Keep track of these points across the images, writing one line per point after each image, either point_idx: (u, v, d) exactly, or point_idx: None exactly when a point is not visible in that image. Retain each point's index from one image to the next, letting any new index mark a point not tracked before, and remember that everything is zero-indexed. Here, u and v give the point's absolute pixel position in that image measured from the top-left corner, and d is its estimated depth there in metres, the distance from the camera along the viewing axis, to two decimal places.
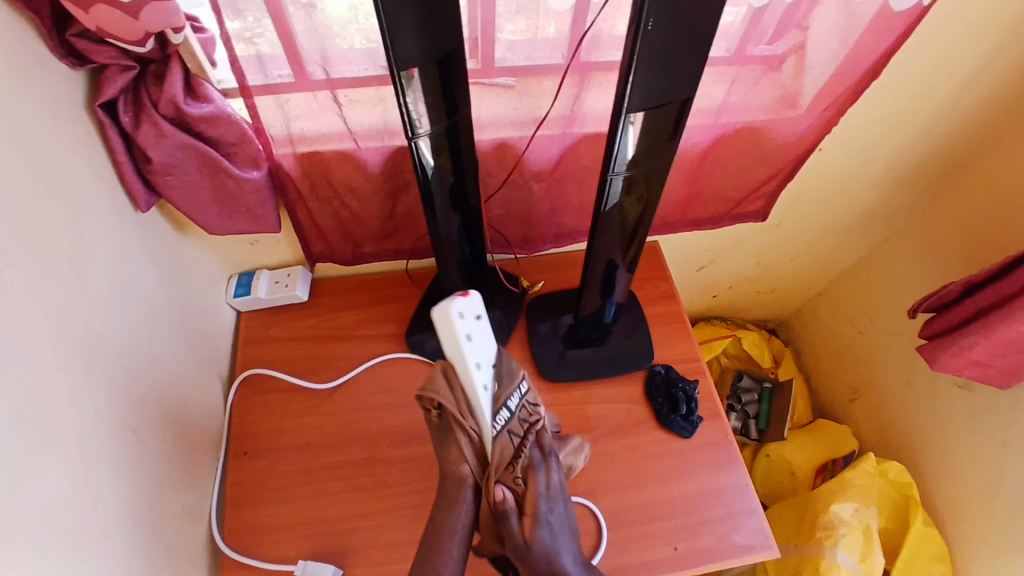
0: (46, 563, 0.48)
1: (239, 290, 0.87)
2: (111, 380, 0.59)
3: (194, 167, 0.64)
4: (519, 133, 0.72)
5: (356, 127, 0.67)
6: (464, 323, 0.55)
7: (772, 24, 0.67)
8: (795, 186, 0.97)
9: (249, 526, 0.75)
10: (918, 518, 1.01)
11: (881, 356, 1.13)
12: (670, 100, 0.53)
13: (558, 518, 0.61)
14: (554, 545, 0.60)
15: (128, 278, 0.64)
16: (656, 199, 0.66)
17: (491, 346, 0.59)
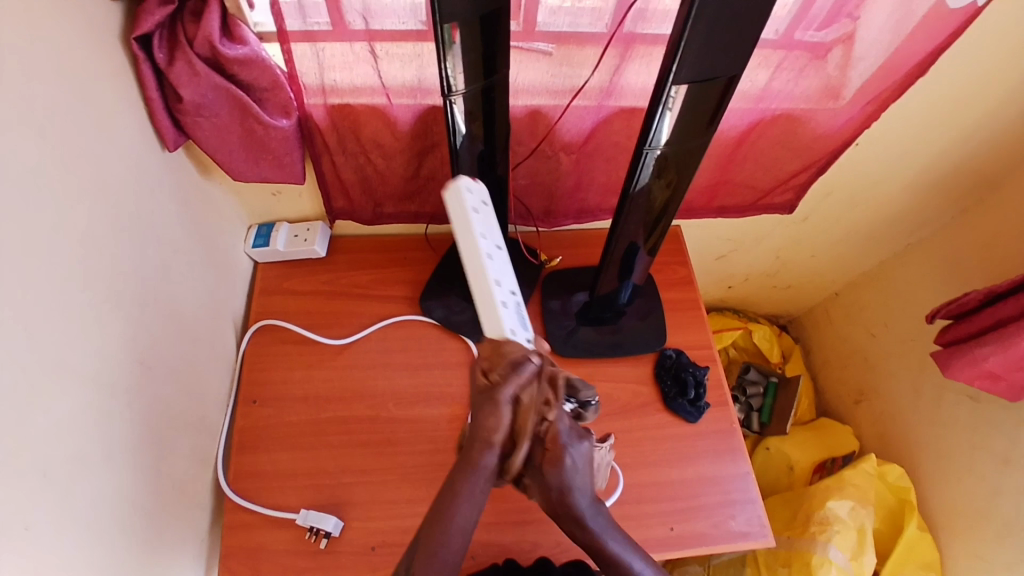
0: (49, 490, 0.48)
1: (258, 240, 0.87)
2: (127, 317, 0.59)
3: (224, 109, 0.63)
4: (553, 101, 0.70)
5: (389, 83, 0.66)
6: (474, 200, 0.52)
7: (825, 8, 0.64)
8: (823, 183, 0.96)
9: (253, 472, 0.76)
10: (912, 524, 1.02)
11: (891, 361, 1.12)
12: (716, 76, 0.51)
13: (580, 459, 0.50)
14: (573, 482, 0.50)
15: (151, 218, 0.63)
16: (686, 185, 0.65)
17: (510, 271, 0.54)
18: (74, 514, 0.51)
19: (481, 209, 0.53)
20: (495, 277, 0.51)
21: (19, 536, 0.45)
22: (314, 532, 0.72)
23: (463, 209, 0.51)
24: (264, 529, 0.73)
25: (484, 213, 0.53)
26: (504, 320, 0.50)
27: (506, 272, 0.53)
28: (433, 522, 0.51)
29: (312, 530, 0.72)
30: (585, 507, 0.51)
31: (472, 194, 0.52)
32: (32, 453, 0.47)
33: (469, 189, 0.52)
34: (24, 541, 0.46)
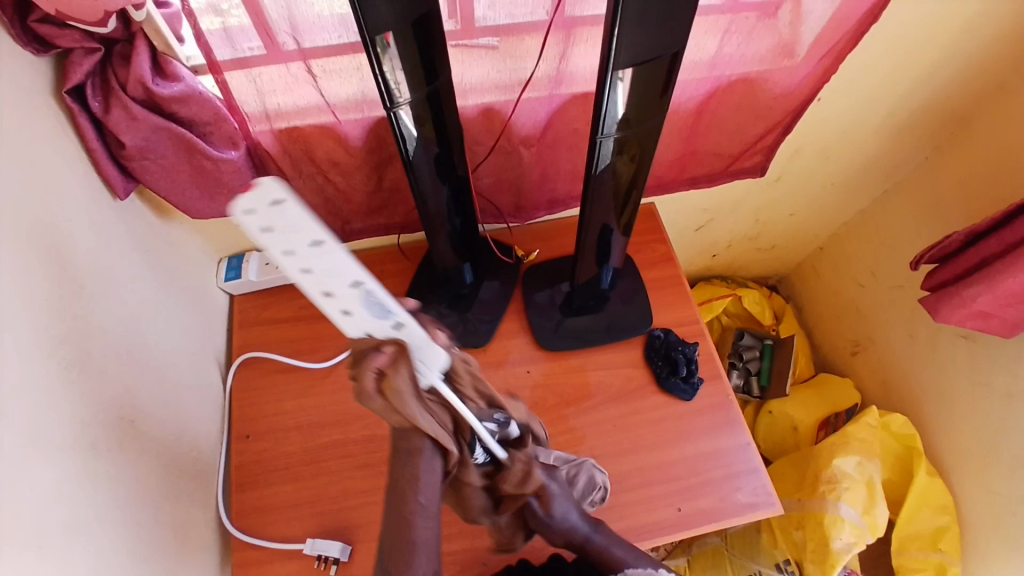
0: (46, 558, 0.48)
1: (229, 274, 0.86)
2: (104, 372, 0.58)
3: (170, 149, 0.61)
4: (504, 96, 0.69)
5: (334, 100, 0.65)
6: (252, 221, 0.32)
7: None
8: (793, 141, 0.94)
9: (256, 507, 0.76)
10: (921, 469, 1.02)
11: (883, 308, 1.12)
12: (660, 54, 0.50)
13: (560, 485, 0.64)
14: (569, 514, 0.64)
15: (113, 272, 0.62)
16: (649, 158, 0.63)
17: (351, 268, 0.37)
18: None
19: (273, 214, 0.33)
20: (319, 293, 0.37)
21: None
22: (323, 560, 0.72)
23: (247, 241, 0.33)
24: (275, 563, 0.73)
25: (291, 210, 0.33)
26: (352, 327, 0.41)
27: (339, 279, 0.37)
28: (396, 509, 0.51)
29: (321, 557, 0.72)
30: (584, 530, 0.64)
31: (249, 203, 0.32)
32: (22, 527, 0.46)
33: (245, 205, 0.32)
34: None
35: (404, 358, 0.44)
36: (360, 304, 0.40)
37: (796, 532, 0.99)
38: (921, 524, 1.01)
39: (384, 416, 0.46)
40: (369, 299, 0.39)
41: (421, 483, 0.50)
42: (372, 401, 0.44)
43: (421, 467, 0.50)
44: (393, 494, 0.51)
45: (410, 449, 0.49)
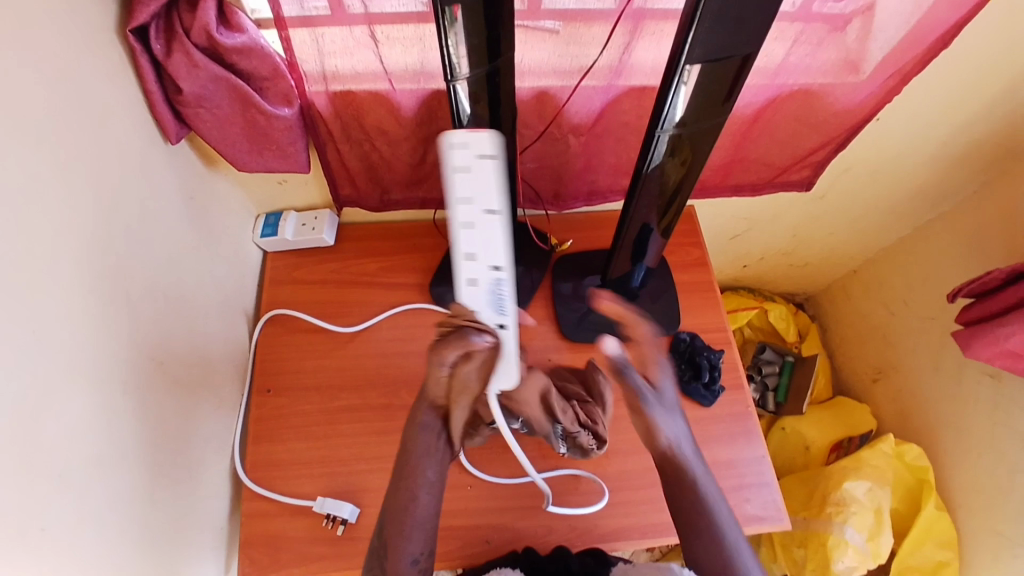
0: (66, 488, 0.49)
1: (266, 231, 0.86)
2: (139, 313, 0.60)
3: (225, 101, 0.62)
4: (561, 82, 0.67)
5: (391, 68, 0.64)
6: (459, 158, 0.39)
7: None
8: (844, 157, 0.92)
9: (270, 461, 0.77)
10: (930, 502, 1.01)
11: (910, 338, 1.10)
12: (731, 54, 0.49)
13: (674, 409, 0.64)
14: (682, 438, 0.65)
15: (156, 215, 0.63)
16: (701, 162, 0.62)
17: (503, 250, 0.41)
18: (94, 515, 0.52)
19: (477, 164, 0.39)
20: (467, 252, 0.42)
21: (34, 538, 0.45)
22: (330, 519, 0.73)
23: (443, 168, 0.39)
24: (283, 517, 0.74)
25: (489, 168, 0.39)
26: (466, 295, 0.44)
27: (490, 252, 0.41)
28: (399, 479, 0.60)
29: (328, 518, 0.73)
30: (665, 407, 0.64)
31: (464, 145, 0.38)
32: (44, 455, 0.47)
33: (465, 139, 0.38)
34: (40, 541, 0.46)
35: (499, 356, 0.48)
36: (482, 286, 0.43)
37: (798, 550, 0.99)
38: (922, 558, 1.00)
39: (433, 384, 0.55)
40: (495, 281, 0.43)
41: (428, 456, 0.60)
42: (434, 368, 0.53)
43: (431, 438, 0.60)
44: (399, 474, 0.61)
45: (419, 420, 0.60)
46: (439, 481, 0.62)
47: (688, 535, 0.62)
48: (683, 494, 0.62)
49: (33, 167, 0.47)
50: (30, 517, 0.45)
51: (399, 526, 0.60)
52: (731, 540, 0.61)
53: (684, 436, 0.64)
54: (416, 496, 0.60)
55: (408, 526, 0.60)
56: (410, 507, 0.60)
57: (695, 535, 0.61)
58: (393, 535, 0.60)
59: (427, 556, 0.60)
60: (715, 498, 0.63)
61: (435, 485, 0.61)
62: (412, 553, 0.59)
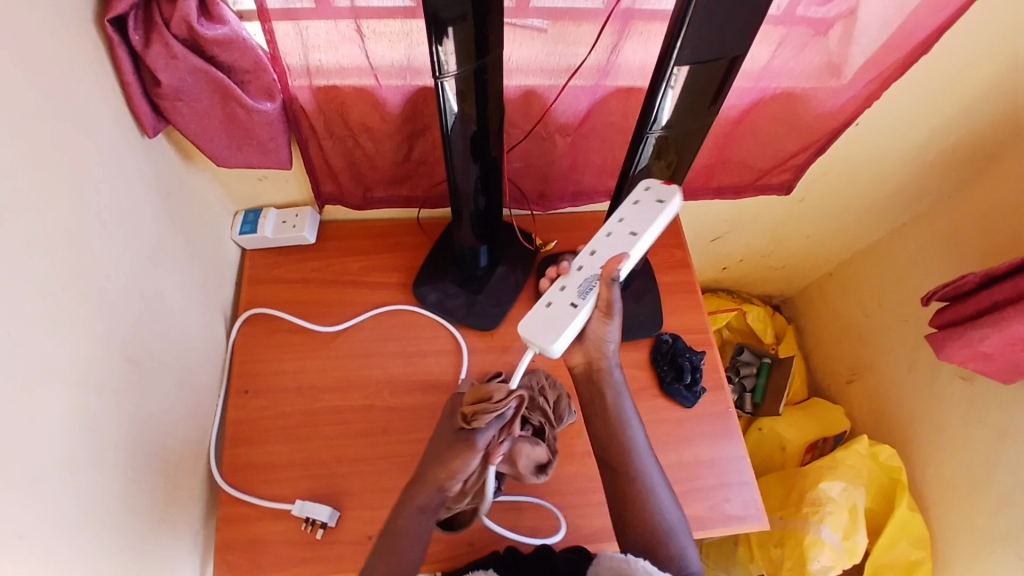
0: (37, 494, 0.46)
1: (244, 228, 0.85)
2: (114, 310, 0.57)
3: (205, 94, 0.60)
4: (549, 81, 0.67)
5: (377, 63, 0.63)
6: (645, 192, 0.61)
7: None
8: (823, 161, 0.94)
9: (247, 463, 0.75)
10: (903, 502, 1.03)
11: (884, 339, 1.13)
12: (719, 56, 0.49)
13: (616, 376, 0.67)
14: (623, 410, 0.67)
15: (132, 211, 0.61)
16: (686, 165, 0.63)
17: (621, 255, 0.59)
18: (69, 521, 0.49)
19: (646, 198, 0.61)
20: (605, 234, 0.61)
21: (10, 545, 0.43)
22: (310, 523, 0.72)
23: (639, 190, 0.62)
24: (262, 521, 0.72)
25: (658, 206, 0.60)
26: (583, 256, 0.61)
27: (613, 246, 0.60)
28: (398, 512, 0.64)
29: (309, 521, 0.72)
30: (613, 360, 0.65)
31: (651, 185, 0.62)
32: (16, 458, 0.44)
33: (650, 182, 0.62)
34: (16, 550, 0.44)
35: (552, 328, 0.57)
36: (593, 259, 0.60)
37: (776, 549, 1.01)
38: (898, 555, 1.03)
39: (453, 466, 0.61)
40: (593, 270, 0.60)
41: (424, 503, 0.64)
42: (467, 451, 0.61)
43: (424, 515, 0.64)
44: (385, 549, 0.63)
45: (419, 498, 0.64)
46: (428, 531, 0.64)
47: (620, 492, 0.65)
48: (619, 446, 0.66)
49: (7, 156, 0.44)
50: (4, 524, 0.43)
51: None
52: (662, 503, 0.64)
53: (624, 390, 0.67)
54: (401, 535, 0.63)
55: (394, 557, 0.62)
56: (399, 540, 0.63)
57: (633, 497, 0.64)
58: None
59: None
60: (648, 459, 0.66)
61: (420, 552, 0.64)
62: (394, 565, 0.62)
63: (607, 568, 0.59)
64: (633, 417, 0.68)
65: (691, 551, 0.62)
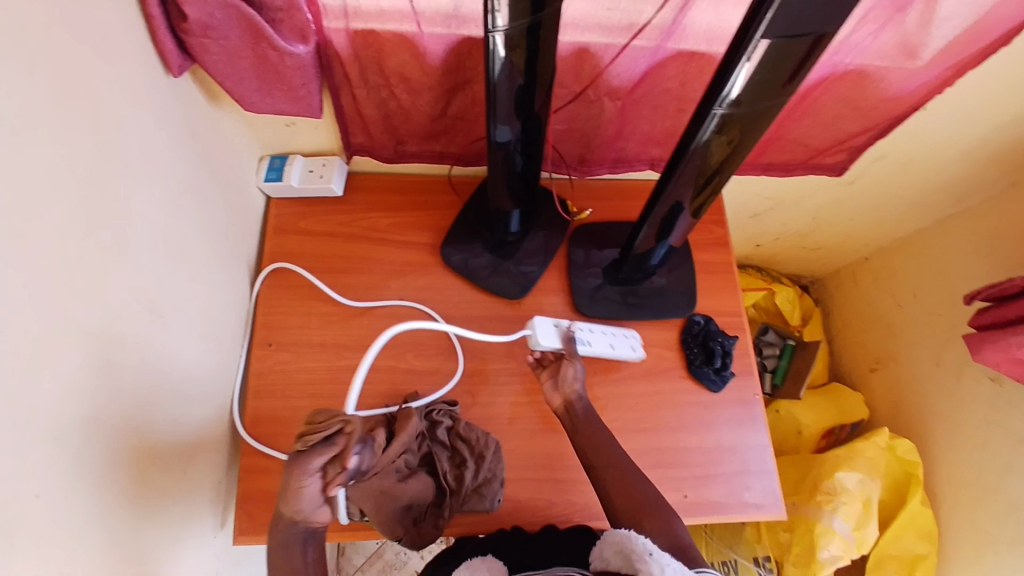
0: (62, 451, 0.45)
1: (271, 175, 0.82)
2: (135, 259, 0.55)
3: (235, 32, 0.55)
4: (606, 39, 0.62)
5: (421, 8, 0.58)
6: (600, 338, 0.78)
7: None
8: (879, 146, 0.89)
9: (269, 416, 0.75)
10: (916, 497, 1.03)
11: (915, 331, 1.09)
12: (806, 32, 0.44)
13: (585, 401, 0.72)
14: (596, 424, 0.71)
15: (157, 157, 0.58)
16: (747, 146, 0.58)
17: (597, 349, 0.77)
18: (90, 478, 0.48)
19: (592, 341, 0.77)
20: (619, 337, 0.79)
21: (28, 505, 0.41)
22: None
23: (612, 337, 0.79)
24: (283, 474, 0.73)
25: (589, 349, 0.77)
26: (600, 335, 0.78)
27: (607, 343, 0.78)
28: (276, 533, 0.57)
29: None
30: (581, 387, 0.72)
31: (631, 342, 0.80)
32: (42, 416, 0.43)
33: (629, 339, 0.80)
34: (34, 509, 0.42)
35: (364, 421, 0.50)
36: (599, 334, 0.78)
37: (784, 533, 1.02)
38: (901, 548, 1.03)
39: (289, 499, 0.49)
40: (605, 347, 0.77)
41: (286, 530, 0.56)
42: (294, 476, 0.47)
43: (300, 540, 0.57)
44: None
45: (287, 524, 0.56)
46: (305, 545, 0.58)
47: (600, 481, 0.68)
48: (598, 448, 0.69)
49: (17, 89, 0.40)
50: (29, 483, 0.41)
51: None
52: (641, 491, 0.66)
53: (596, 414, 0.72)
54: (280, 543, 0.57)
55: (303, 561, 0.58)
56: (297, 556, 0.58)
57: (607, 480, 0.67)
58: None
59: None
60: (624, 460, 0.69)
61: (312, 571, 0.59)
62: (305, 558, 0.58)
63: (609, 545, 0.59)
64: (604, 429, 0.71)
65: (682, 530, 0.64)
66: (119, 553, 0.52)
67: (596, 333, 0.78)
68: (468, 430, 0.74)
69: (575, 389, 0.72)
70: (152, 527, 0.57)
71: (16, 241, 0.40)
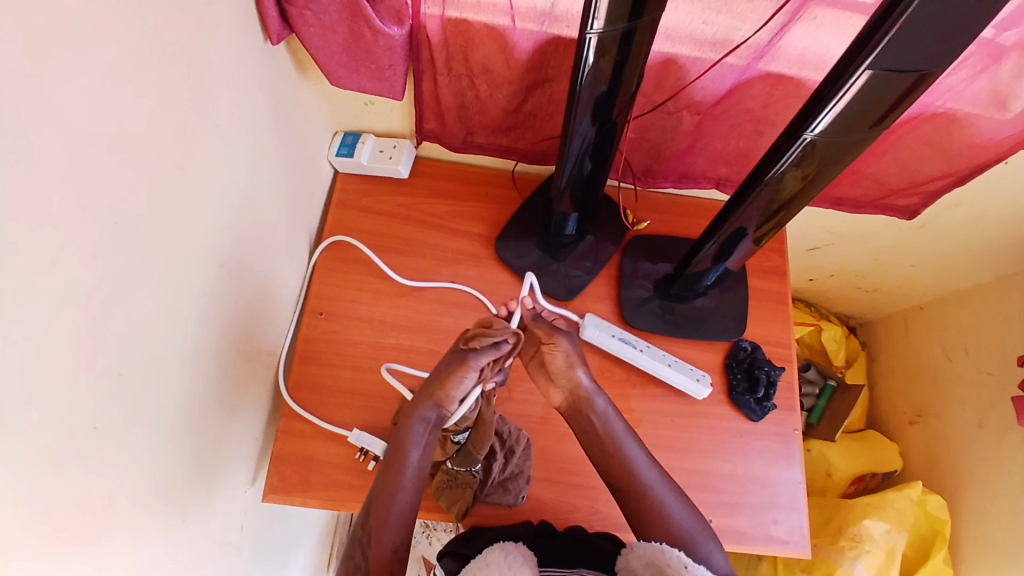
0: (122, 387, 0.47)
1: (342, 150, 0.84)
2: (212, 216, 0.57)
3: (335, 7, 0.57)
4: (696, 52, 0.61)
5: (518, 2, 0.59)
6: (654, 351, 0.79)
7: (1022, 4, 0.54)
8: (956, 193, 0.86)
9: (311, 382, 0.77)
10: (939, 554, 0.99)
11: (963, 389, 1.05)
12: (911, 68, 0.43)
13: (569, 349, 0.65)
14: (600, 406, 0.68)
15: (244, 121, 0.60)
16: (826, 180, 0.57)
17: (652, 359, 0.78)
18: (143, 417, 0.50)
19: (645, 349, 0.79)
20: (677, 364, 0.79)
21: (85, 436, 0.43)
22: (363, 453, 0.74)
23: (673, 359, 0.79)
24: (318, 440, 0.75)
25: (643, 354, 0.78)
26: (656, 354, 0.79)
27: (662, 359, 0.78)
28: (386, 479, 0.66)
29: (362, 450, 0.74)
30: (567, 348, 0.65)
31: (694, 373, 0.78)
32: (108, 350, 0.45)
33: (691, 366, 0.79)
34: (91, 440, 0.44)
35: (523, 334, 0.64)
36: (654, 350, 0.79)
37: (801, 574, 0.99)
38: None
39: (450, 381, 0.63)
40: (659, 359, 0.78)
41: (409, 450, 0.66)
42: (462, 370, 0.61)
43: (425, 431, 0.67)
44: (387, 467, 0.66)
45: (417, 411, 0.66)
46: (421, 469, 0.67)
47: (636, 510, 0.66)
48: (619, 465, 0.68)
49: (133, 39, 0.42)
50: (88, 415, 0.43)
51: (384, 508, 0.65)
52: (675, 514, 0.66)
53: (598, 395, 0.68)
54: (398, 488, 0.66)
55: (390, 522, 0.64)
56: (397, 495, 0.65)
57: (644, 508, 0.66)
58: (376, 523, 0.64)
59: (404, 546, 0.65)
60: (649, 473, 0.67)
61: (417, 470, 0.67)
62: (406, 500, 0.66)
63: (636, 558, 0.60)
64: (628, 439, 0.69)
65: (711, 549, 0.65)
66: (158, 493, 0.54)
67: (651, 349, 0.79)
68: (502, 425, 0.76)
69: (565, 346, 0.65)
70: (191, 472, 0.60)
71: (109, 181, 0.42)
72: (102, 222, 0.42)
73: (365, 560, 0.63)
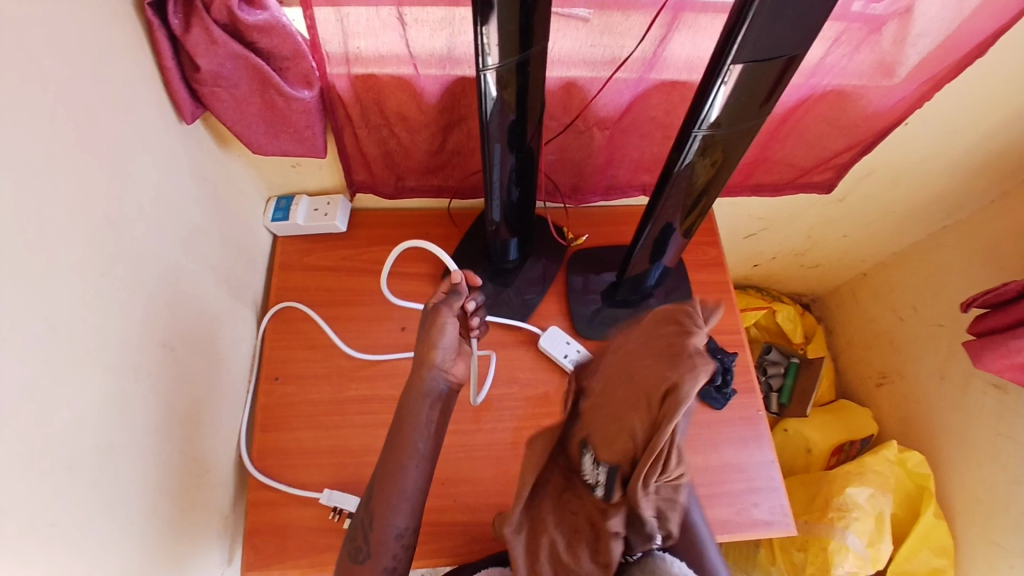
0: (76, 480, 0.46)
1: (277, 214, 0.85)
2: (148, 295, 0.57)
3: (244, 80, 0.59)
4: (591, 73, 0.66)
5: (417, 52, 0.62)
6: None
7: None
8: (867, 161, 0.92)
9: (277, 449, 0.76)
10: (928, 510, 1.02)
11: (918, 343, 1.09)
12: (776, 55, 0.47)
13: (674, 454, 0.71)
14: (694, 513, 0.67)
15: (171, 200, 0.61)
16: (731, 164, 0.61)
17: None
18: (101, 509, 0.49)
19: None
20: None
21: (43, 534, 0.43)
22: (337, 512, 0.72)
23: None
24: (291, 507, 0.74)
25: None
26: None
27: None
28: (386, 483, 0.59)
29: (336, 510, 0.72)
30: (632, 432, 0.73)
31: None
32: (56, 446, 0.44)
33: None
34: (49, 536, 0.43)
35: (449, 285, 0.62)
36: None
37: (798, 552, 1.00)
38: (919, 563, 1.00)
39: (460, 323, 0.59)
40: None
41: (421, 423, 0.59)
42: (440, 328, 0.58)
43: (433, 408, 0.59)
44: (392, 445, 0.59)
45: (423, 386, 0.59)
46: (428, 457, 0.60)
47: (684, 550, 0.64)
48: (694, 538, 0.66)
49: (44, 137, 0.44)
50: (40, 516, 0.42)
51: (389, 498, 0.59)
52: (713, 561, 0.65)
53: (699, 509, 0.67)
54: (401, 476, 0.58)
55: (388, 528, 0.58)
56: (403, 477, 0.59)
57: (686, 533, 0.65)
58: (379, 502, 0.59)
59: (410, 534, 0.60)
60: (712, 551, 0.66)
61: (427, 460, 0.60)
62: (396, 525, 0.59)
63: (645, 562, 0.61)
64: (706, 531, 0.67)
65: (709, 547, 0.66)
66: None
67: None
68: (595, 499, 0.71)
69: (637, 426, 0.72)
70: (162, 559, 0.58)
71: (38, 275, 0.43)
72: (32, 318, 0.42)
73: (367, 541, 0.59)
